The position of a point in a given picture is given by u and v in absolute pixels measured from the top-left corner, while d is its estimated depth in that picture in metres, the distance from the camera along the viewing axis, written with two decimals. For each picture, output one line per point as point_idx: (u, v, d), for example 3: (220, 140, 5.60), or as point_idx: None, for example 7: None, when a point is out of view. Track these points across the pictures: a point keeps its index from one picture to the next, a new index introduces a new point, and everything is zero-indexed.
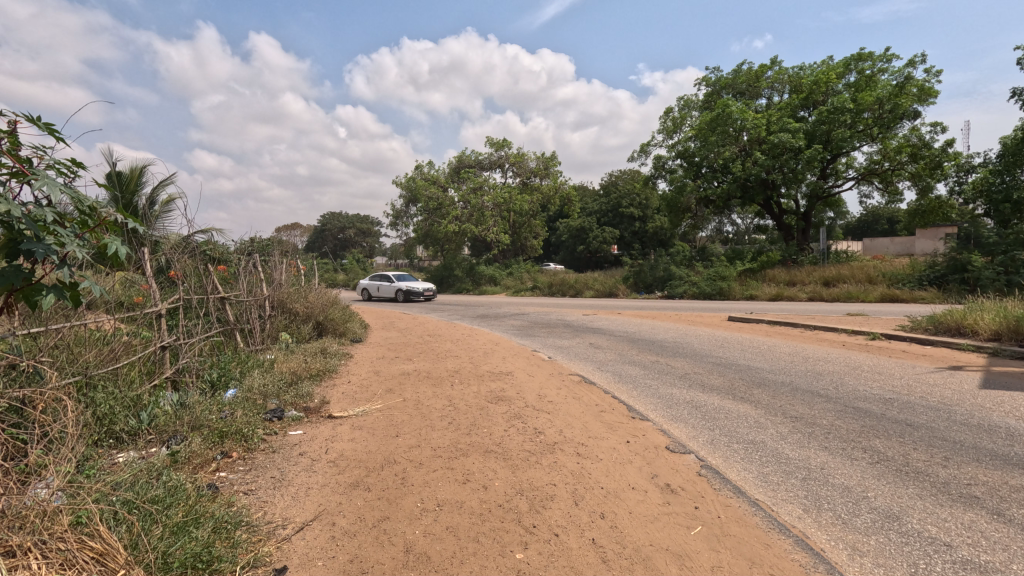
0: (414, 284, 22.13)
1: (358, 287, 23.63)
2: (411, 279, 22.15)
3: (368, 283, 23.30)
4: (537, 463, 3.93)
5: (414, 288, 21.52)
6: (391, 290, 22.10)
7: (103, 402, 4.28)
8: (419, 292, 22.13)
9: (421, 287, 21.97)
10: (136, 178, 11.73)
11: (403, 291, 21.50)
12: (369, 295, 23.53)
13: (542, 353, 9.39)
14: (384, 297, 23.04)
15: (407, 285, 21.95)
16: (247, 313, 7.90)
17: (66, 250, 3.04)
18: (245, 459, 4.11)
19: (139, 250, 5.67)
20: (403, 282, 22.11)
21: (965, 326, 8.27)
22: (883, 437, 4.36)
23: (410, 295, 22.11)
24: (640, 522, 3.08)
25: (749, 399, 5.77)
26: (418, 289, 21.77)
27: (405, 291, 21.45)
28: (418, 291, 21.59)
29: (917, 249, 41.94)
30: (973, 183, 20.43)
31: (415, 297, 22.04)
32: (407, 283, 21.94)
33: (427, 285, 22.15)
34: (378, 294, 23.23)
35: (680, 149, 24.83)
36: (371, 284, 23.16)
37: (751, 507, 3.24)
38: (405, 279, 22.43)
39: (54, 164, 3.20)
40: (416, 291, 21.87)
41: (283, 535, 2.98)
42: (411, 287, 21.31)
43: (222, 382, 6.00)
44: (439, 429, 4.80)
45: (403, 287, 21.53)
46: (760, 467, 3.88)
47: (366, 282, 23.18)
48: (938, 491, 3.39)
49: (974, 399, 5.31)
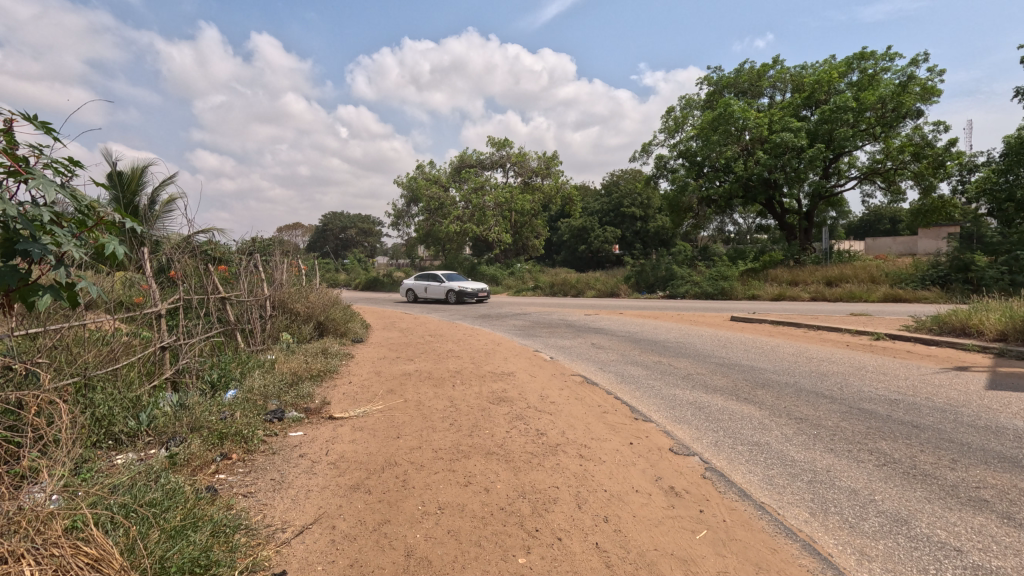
0: (466, 284, 20.76)
1: (403, 287, 22.34)
2: (462, 278, 20.87)
3: (415, 283, 22.04)
4: (540, 465, 3.89)
5: (468, 288, 20.22)
6: (441, 290, 20.84)
7: (102, 403, 4.25)
8: (470, 293, 20.72)
9: (474, 287, 20.65)
10: (137, 178, 11.71)
11: (455, 291, 20.21)
12: (414, 294, 22.31)
13: (543, 353, 9.36)
14: (432, 297, 21.78)
15: (458, 285, 20.66)
16: (248, 313, 7.87)
17: (62, 250, 2.99)
18: (245, 461, 4.07)
19: (138, 250, 5.65)
20: (454, 282, 20.83)
21: (970, 326, 8.21)
22: (889, 439, 4.31)
23: (461, 295, 20.91)
24: (644, 526, 3.04)
25: (753, 400, 5.72)
26: (471, 289, 20.47)
27: (457, 291, 20.21)
28: (471, 291, 20.29)
29: (920, 248, 41.82)
30: (976, 182, 20.16)
31: (467, 298, 20.64)
32: (459, 283, 20.65)
33: (479, 284, 20.90)
34: (424, 294, 21.97)
35: (682, 149, 24.76)
36: (418, 284, 21.88)
37: (756, 511, 3.19)
38: (455, 279, 21.16)
39: (51, 163, 3.16)
40: (468, 291, 20.48)
41: (283, 539, 2.95)
42: (464, 287, 20.03)
43: (222, 382, 5.97)
44: (441, 431, 4.76)
45: (456, 287, 20.25)
46: (765, 470, 3.83)
47: (413, 282, 21.91)
48: (947, 494, 3.34)
49: (981, 400, 5.26)
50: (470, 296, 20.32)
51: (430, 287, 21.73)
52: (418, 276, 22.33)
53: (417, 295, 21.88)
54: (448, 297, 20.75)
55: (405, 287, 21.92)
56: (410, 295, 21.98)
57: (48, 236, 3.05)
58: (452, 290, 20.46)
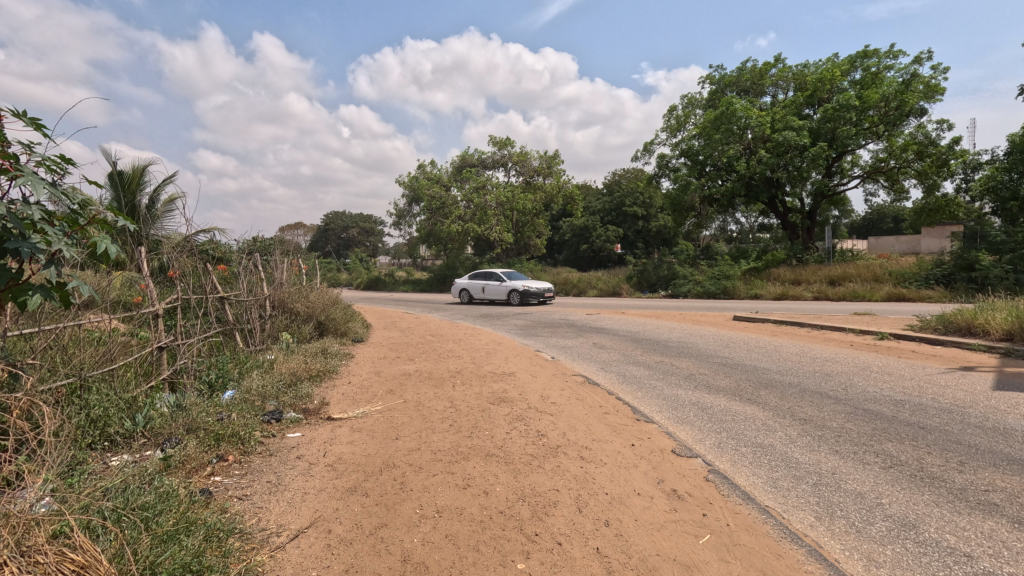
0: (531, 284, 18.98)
1: (457, 288, 20.75)
2: (524, 278, 19.22)
3: (471, 283, 20.40)
4: (540, 467, 3.83)
5: (533, 288, 18.58)
6: (503, 290, 19.14)
7: (97, 404, 4.21)
8: (535, 294, 18.91)
9: (538, 287, 18.93)
10: (138, 177, 11.67)
11: (519, 291, 18.50)
12: (470, 295, 20.63)
13: (544, 353, 9.30)
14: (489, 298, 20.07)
15: (522, 285, 18.89)
16: (247, 313, 7.81)
17: (53, 248, 2.95)
18: (241, 463, 4.02)
19: (136, 249, 5.61)
20: (515, 282, 19.20)
21: (975, 326, 8.12)
22: (895, 441, 4.24)
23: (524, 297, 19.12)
24: (646, 531, 2.98)
25: (756, 401, 5.65)
26: (536, 289, 18.81)
27: (522, 291, 18.45)
28: (536, 292, 18.65)
29: (924, 247, 41.67)
30: (980, 180, 19.91)
31: (531, 299, 18.81)
32: (522, 282, 19.03)
33: (544, 285, 19.11)
34: (482, 296, 20.25)
35: (684, 147, 24.65)
36: (474, 284, 20.24)
37: (761, 514, 3.13)
38: (518, 279, 19.37)
39: (43, 161, 3.12)
40: (533, 292, 18.69)
41: (278, 543, 2.89)
42: (529, 287, 18.41)
43: (220, 383, 5.92)
44: (440, 432, 4.70)
45: (519, 287, 18.64)
46: (769, 472, 3.77)
47: (469, 282, 20.26)
48: (956, 497, 3.27)
49: (988, 401, 5.18)
50: (535, 297, 18.69)
51: (488, 287, 20.07)
52: (472, 275, 20.72)
53: (472, 296, 20.26)
54: (510, 297, 19.12)
55: (459, 288, 20.33)
56: (465, 296, 20.38)
57: (38, 235, 3.01)
58: (515, 290, 18.84)
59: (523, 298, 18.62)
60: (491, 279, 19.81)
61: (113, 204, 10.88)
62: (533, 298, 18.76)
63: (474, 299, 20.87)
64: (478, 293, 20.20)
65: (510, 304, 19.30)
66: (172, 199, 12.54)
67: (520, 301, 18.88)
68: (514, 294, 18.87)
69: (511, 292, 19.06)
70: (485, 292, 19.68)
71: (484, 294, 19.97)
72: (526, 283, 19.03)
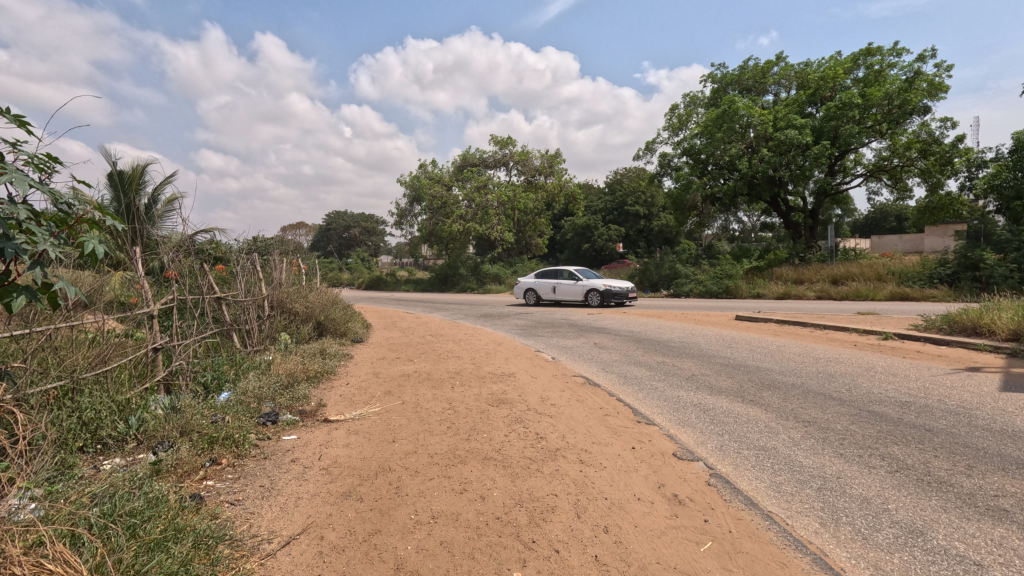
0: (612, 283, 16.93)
1: (521, 288, 18.53)
2: (601, 276, 17.22)
3: (538, 282, 18.23)
4: (538, 471, 3.76)
5: (615, 287, 16.58)
6: (579, 290, 17.06)
7: (89, 407, 4.15)
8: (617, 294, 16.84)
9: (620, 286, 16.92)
10: (138, 177, 11.61)
11: (601, 291, 16.46)
12: (536, 296, 18.47)
13: (545, 353, 9.22)
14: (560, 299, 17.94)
15: (602, 283, 16.85)
16: (246, 313, 7.74)
17: (39, 248, 2.89)
18: (234, 467, 3.96)
19: (130, 249, 5.55)
20: (593, 281, 17.16)
21: (981, 325, 8.02)
22: (901, 443, 4.16)
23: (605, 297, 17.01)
24: (646, 538, 2.90)
25: (759, 402, 5.56)
26: (618, 289, 16.79)
27: (603, 291, 16.42)
28: (618, 292, 16.67)
29: (927, 246, 41.49)
30: (984, 178, 19.79)
31: (614, 300, 16.74)
32: (601, 281, 16.99)
33: (625, 284, 17.11)
34: (551, 296, 18.08)
35: (686, 146, 24.53)
36: (541, 283, 18.11)
37: (764, 521, 3.05)
38: (595, 278, 17.30)
39: (29, 160, 3.08)
40: (617, 291, 16.66)
41: (268, 550, 2.82)
42: (612, 287, 16.42)
43: (216, 385, 5.85)
44: (438, 435, 4.63)
45: (601, 286, 16.64)
46: (772, 476, 3.69)
47: (536, 280, 18.13)
48: (964, 503, 3.19)
49: (995, 402, 5.10)
50: (618, 298, 16.69)
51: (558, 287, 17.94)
52: (537, 274, 18.63)
53: (540, 297, 18.17)
54: (588, 298, 17.08)
55: (524, 288, 18.25)
56: (532, 297, 18.29)
57: (24, 235, 2.95)
58: (595, 290, 16.78)
59: (604, 299, 16.61)
60: (562, 277, 17.77)
61: (113, 203, 10.81)
62: (615, 299, 16.77)
63: (540, 300, 18.77)
64: (547, 294, 18.14)
65: (587, 305, 17.28)
66: (172, 199, 12.48)
67: (600, 302, 16.87)
68: (593, 295, 16.84)
69: (589, 292, 17.03)
70: (557, 292, 17.63)
71: (555, 295, 17.88)
72: (605, 282, 17.01)
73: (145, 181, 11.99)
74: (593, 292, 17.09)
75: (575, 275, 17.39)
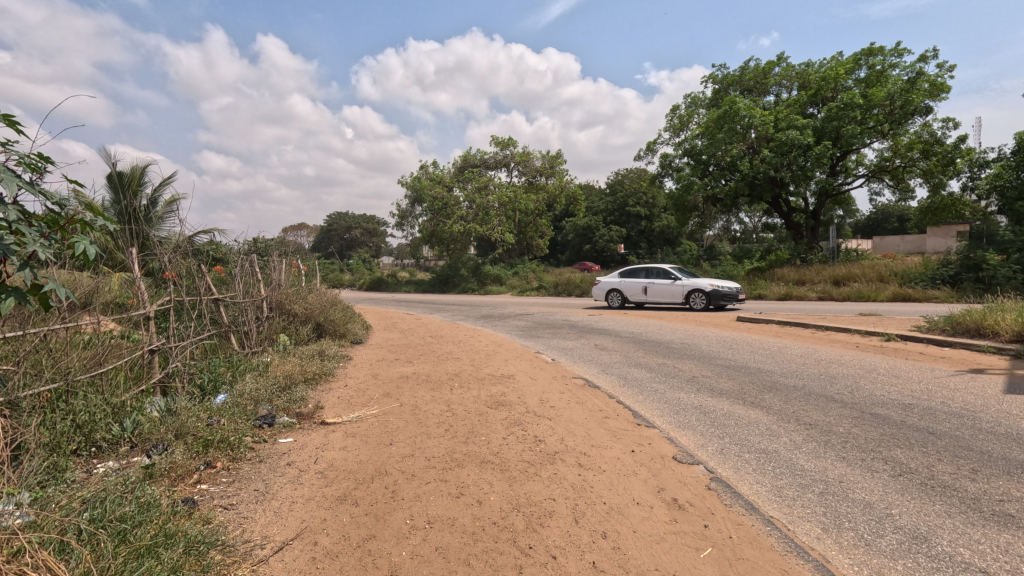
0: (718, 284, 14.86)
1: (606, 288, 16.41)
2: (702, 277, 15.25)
3: (625, 283, 16.17)
4: (536, 475, 3.70)
5: (723, 288, 14.56)
6: (679, 290, 15.02)
7: (83, 410, 4.11)
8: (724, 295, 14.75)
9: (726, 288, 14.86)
10: (138, 178, 11.59)
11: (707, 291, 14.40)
12: (623, 298, 16.34)
13: (545, 355, 9.16)
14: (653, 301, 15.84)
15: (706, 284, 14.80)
16: (244, 314, 7.70)
17: (28, 249, 2.87)
18: (229, 471, 3.91)
19: (127, 250, 5.51)
20: (694, 280, 15.15)
21: (984, 327, 7.95)
22: (904, 447, 4.11)
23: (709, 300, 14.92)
24: (645, 544, 2.84)
25: (760, 405, 5.51)
26: (725, 290, 14.72)
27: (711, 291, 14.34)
28: (726, 293, 14.60)
29: (929, 247, 41.36)
30: (987, 178, 19.69)
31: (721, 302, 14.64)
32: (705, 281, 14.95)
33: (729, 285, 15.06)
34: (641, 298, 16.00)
35: (687, 147, 24.47)
36: (629, 284, 16.06)
37: (765, 526, 3.00)
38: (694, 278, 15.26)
39: (21, 159, 3.05)
40: (724, 293, 14.60)
41: (261, 556, 2.78)
42: (723, 287, 14.36)
43: (212, 387, 5.80)
44: (436, 437, 4.59)
45: (707, 286, 14.61)
46: (773, 480, 3.64)
47: (623, 280, 16.04)
48: (969, 508, 3.13)
49: (999, 405, 5.04)
50: (726, 300, 14.62)
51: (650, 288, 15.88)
52: (622, 273, 16.58)
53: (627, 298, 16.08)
54: (690, 300, 15.01)
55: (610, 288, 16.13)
56: (619, 298, 16.15)
57: (13, 236, 2.93)
58: (700, 291, 14.68)
59: (712, 301, 14.54)
60: (657, 276, 15.72)
61: (113, 204, 10.78)
62: (723, 301, 14.68)
63: (624, 303, 16.68)
64: (637, 295, 16.07)
65: (688, 308, 15.18)
66: (173, 200, 12.44)
67: (705, 305, 14.76)
68: (698, 297, 14.73)
69: (692, 293, 14.95)
70: (651, 293, 15.56)
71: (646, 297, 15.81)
72: (709, 283, 15.01)
73: (145, 182, 11.96)
74: (696, 294, 15.02)
75: (672, 274, 15.36)
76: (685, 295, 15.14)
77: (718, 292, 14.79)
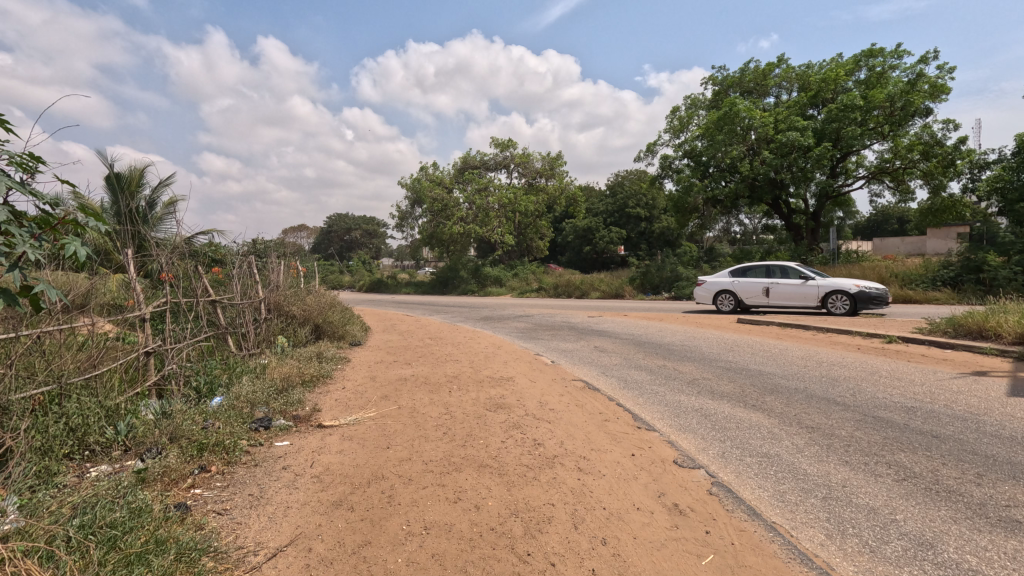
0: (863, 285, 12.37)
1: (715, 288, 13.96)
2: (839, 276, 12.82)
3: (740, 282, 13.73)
4: (535, 480, 3.65)
5: (872, 289, 12.12)
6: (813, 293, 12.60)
7: (76, 413, 4.06)
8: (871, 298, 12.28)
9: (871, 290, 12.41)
10: (137, 179, 11.56)
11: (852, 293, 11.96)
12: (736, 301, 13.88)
13: (545, 357, 9.11)
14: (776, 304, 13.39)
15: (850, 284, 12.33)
16: (241, 316, 7.64)
17: (18, 250, 2.83)
18: (223, 475, 3.85)
19: (123, 251, 5.47)
20: (831, 280, 12.73)
21: (987, 329, 7.90)
22: (908, 450, 4.05)
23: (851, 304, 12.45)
24: (645, 551, 2.79)
25: (762, 408, 5.45)
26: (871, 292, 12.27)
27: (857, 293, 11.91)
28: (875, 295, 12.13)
29: (929, 249, 41.33)
30: (987, 180, 19.58)
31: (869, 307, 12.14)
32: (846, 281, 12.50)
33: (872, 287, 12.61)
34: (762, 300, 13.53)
35: (687, 148, 24.44)
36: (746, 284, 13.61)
37: (767, 532, 2.94)
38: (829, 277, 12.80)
39: (12, 159, 3.02)
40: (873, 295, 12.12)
41: (253, 563, 2.72)
42: (872, 288, 11.92)
43: (208, 390, 5.75)
44: (433, 441, 4.53)
45: (853, 287, 12.15)
46: (775, 485, 3.58)
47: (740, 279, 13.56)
48: (975, 514, 3.08)
49: (1003, 408, 4.99)
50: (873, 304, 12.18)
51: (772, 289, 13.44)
52: (733, 272, 14.20)
53: (743, 302, 13.72)
54: (828, 304, 12.57)
55: (722, 290, 13.79)
56: (733, 302, 13.80)
57: (3, 237, 2.90)
58: (844, 293, 12.24)
59: (858, 304, 12.10)
60: (782, 275, 13.32)
61: (111, 206, 10.73)
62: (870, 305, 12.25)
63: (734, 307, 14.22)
64: (755, 297, 13.68)
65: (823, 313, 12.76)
66: (173, 202, 12.39)
67: (849, 310, 12.34)
68: (840, 299, 12.32)
69: (830, 295, 12.54)
70: (775, 296, 13.19)
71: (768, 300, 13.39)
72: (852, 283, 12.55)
73: (145, 184, 11.92)
74: (836, 296, 12.62)
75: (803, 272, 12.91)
76: (822, 298, 12.71)
77: (863, 294, 12.36)
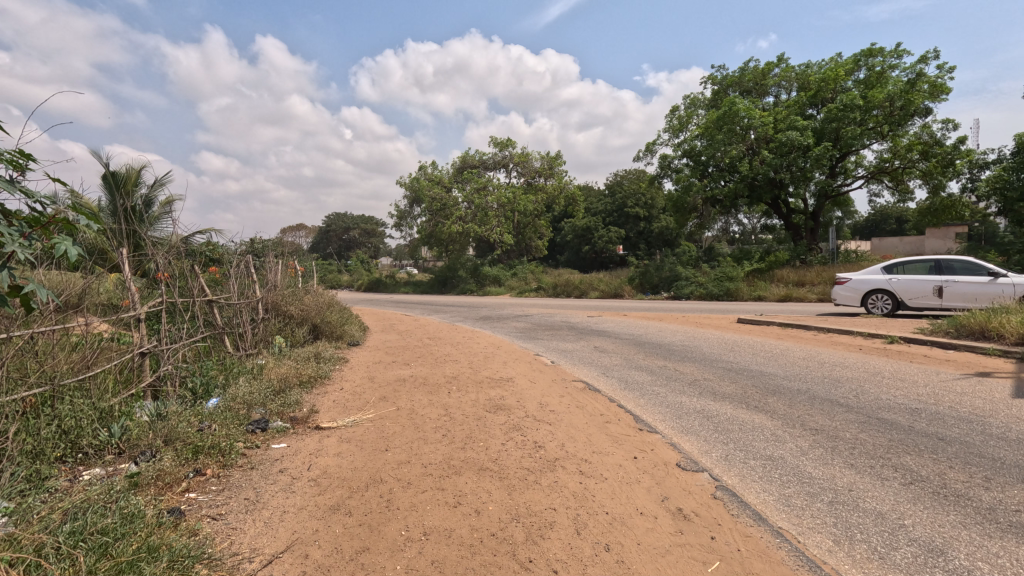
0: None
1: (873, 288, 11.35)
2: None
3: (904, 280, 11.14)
4: (536, 483, 3.59)
5: None
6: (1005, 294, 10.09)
7: (69, 414, 3.99)
8: None
9: None
10: (133, 178, 11.47)
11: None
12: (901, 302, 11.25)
13: (544, 357, 9.04)
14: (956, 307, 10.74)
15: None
16: (239, 316, 7.56)
17: (7, 250, 2.76)
18: (219, 478, 3.78)
19: (118, 250, 5.39)
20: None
21: (989, 329, 7.84)
22: (914, 453, 4.00)
23: None
24: (650, 557, 2.73)
25: (764, 409, 5.39)
26: None
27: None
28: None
29: (927, 249, 41.37)
30: (987, 179, 19.56)
31: None
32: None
33: None
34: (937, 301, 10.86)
35: (686, 148, 24.36)
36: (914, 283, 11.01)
37: (775, 538, 2.88)
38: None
39: (3, 156, 2.95)
40: None
41: (248, 570, 2.66)
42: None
43: (204, 391, 5.66)
44: (433, 443, 4.47)
45: None
46: (780, 489, 3.53)
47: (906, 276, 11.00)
48: (985, 519, 3.03)
49: (1008, 409, 4.94)
50: None
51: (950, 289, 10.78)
52: (888, 268, 11.59)
53: (903, 304, 11.30)
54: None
55: (875, 290, 11.47)
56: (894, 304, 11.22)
57: None
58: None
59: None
60: (957, 270, 10.86)
61: (107, 204, 10.65)
62: None
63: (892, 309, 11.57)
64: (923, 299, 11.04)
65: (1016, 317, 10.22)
66: (170, 201, 12.31)
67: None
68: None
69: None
70: (949, 296, 10.72)
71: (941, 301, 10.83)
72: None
73: (142, 183, 11.84)
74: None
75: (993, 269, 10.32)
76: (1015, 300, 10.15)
77: None
